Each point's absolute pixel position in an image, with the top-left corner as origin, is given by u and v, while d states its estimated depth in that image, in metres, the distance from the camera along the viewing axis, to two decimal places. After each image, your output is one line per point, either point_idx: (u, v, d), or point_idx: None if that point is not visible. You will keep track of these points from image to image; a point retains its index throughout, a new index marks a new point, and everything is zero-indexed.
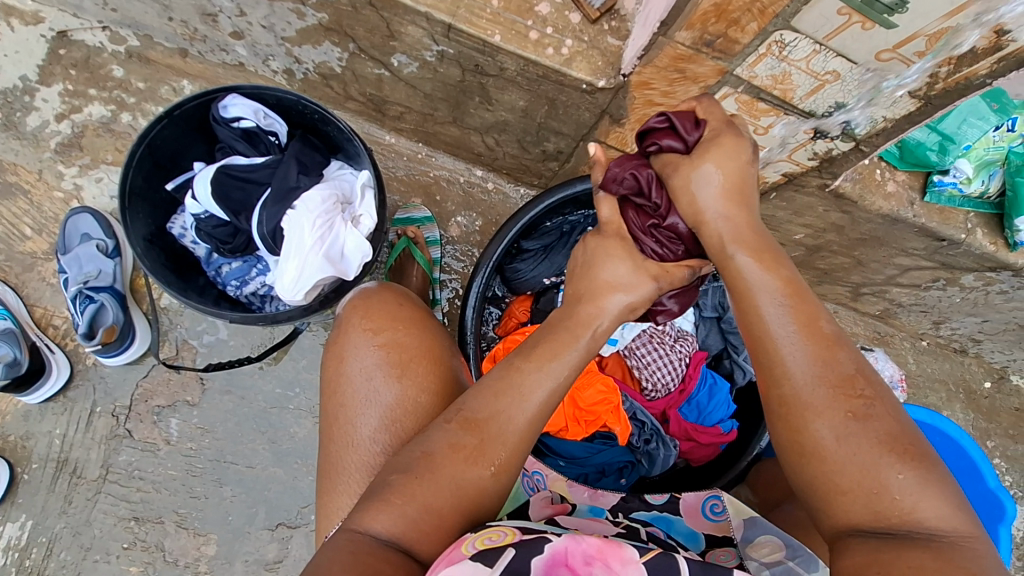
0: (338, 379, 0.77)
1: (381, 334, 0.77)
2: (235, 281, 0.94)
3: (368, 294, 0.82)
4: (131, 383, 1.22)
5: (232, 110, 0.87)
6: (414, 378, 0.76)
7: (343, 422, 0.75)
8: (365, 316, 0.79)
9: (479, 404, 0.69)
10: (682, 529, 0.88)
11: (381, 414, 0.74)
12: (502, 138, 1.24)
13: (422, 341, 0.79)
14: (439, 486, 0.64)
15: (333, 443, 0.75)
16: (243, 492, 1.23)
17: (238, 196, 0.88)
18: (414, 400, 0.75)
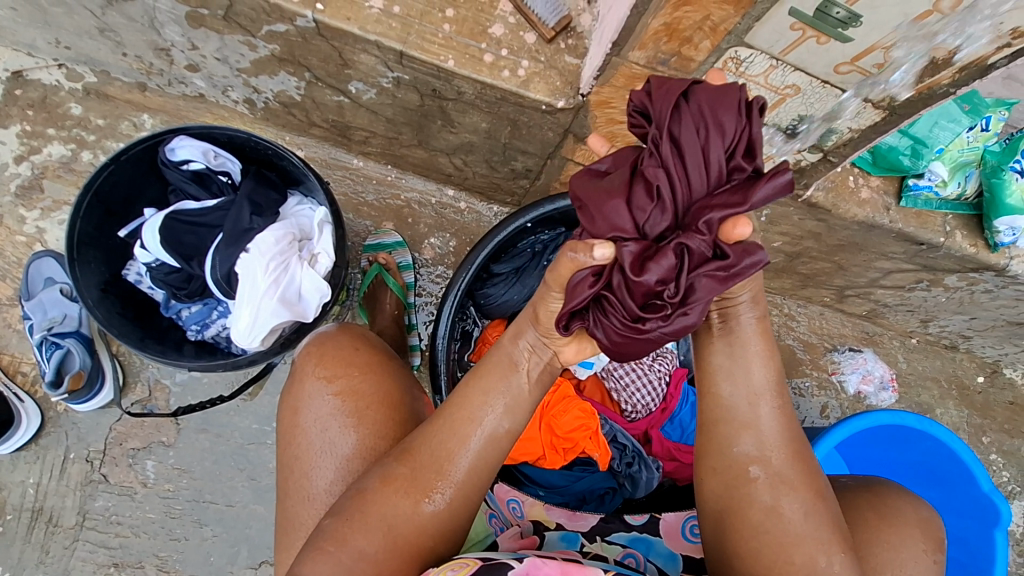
0: (293, 429, 0.73)
1: (336, 381, 0.74)
2: (195, 324, 0.92)
3: (323, 338, 0.77)
4: (104, 427, 1.20)
5: (180, 152, 0.85)
6: (370, 427, 0.72)
7: (298, 474, 0.72)
8: (319, 363, 0.75)
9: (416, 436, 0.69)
10: (661, 550, 0.85)
11: (337, 464, 0.71)
12: (469, 159, 1.21)
13: (379, 388, 0.75)
14: (367, 525, 0.64)
15: (289, 497, 0.72)
16: (224, 531, 1.21)
17: (190, 241, 0.85)
18: (371, 448, 0.71)
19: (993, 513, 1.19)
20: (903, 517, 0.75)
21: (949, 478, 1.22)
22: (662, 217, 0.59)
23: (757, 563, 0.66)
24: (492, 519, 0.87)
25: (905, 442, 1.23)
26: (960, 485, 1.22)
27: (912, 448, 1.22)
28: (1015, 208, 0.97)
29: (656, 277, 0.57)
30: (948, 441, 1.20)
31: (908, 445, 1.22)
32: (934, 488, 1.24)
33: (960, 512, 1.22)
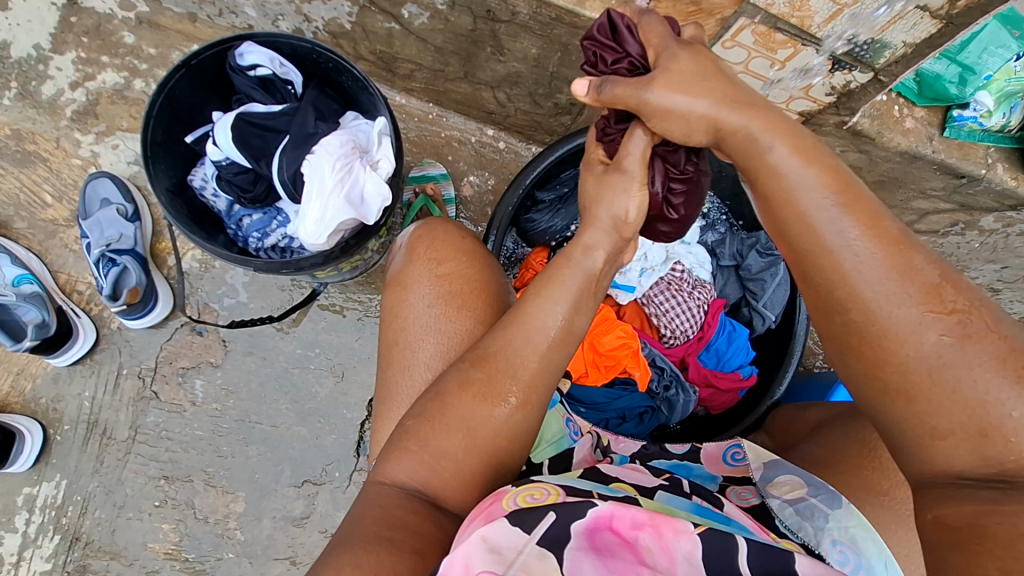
0: (399, 306, 0.76)
1: (444, 265, 0.75)
2: (256, 233, 0.95)
3: (431, 225, 0.80)
4: (155, 346, 1.24)
5: (249, 58, 0.87)
6: (472, 310, 0.74)
7: (404, 347, 0.74)
8: (430, 247, 0.77)
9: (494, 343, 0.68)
10: (701, 473, 0.86)
11: (438, 341, 0.73)
12: (513, 93, 1.24)
13: (483, 276, 0.77)
14: (448, 427, 0.65)
15: (391, 366, 0.75)
16: (269, 450, 1.25)
17: (257, 143, 0.88)
18: (469, 331, 0.73)
19: None
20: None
21: None
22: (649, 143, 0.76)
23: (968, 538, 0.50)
24: (567, 422, 0.89)
25: None
26: None
27: None
28: None
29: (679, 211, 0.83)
30: None
31: None
32: None
33: None
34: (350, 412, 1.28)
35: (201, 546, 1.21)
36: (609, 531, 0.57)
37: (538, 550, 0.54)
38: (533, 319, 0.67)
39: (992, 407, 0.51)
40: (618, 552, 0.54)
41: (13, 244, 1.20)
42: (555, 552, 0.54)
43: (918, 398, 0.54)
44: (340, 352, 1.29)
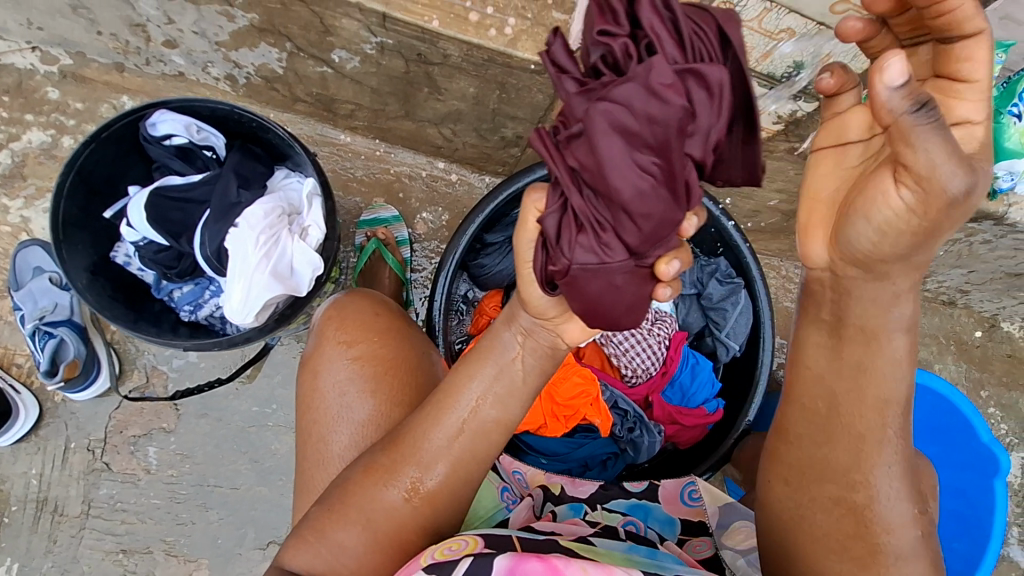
0: (311, 393, 0.75)
1: (355, 345, 0.75)
2: (188, 305, 0.91)
3: (342, 303, 0.79)
4: (102, 416, 1.19)
5: (161, 127, 0.83)
6: (386, 392, 0.74)
7: (316, 439, 0.74)
8: (340, 327, 0.77)
9: (408, 424, 0.69)
10: (659, 516, 0.85)
11: (352, 430, 0.73)
12: (459, 128, 1.19)
13: (399, 353, 0.76)
14: (347, 517, 0.65)
15: (306, 455, 0.74)
16: (230, 514, 1.21)
17: (178, 218, 0.83)
18: (386, 414, 0.73)
19: (992, 463, 1.17)
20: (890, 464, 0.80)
21: (945, 430, 1.24)
22: (596, 188, 0.58)
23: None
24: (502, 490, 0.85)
25: None
26: (957, 437, 1.23)
27: (908, 402, 1.24)
28: (1014, 151, 0.97)
29: (579, 305, 0.62)
30: (943, 392, 1.22)
31: None
32: (927, 441, 1.26)
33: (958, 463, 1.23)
34: None
35: None
36: (536, 558, 0.55)
37: None
38: (450, 397, 0.68)
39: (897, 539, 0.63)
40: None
41: None
42: None
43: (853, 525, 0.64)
44: None
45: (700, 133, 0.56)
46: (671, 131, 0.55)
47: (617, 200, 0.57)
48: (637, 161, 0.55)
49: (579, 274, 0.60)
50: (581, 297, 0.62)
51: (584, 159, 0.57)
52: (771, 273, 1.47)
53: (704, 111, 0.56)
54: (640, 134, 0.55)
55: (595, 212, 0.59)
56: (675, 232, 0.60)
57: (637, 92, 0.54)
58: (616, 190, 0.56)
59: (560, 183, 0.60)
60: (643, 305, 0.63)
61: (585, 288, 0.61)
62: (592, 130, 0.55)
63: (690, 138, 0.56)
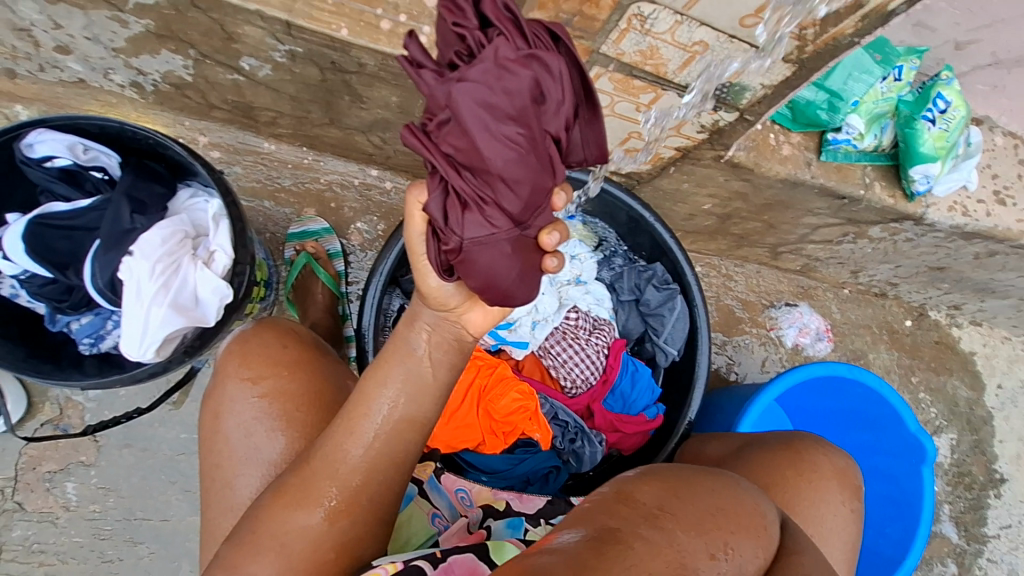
0: (215, 437, 0.74)
1: (261, 381, 0.75)
2: (88, 338, 0.84)
3: (245, 337, 0.77)
4: (12, 453, 1.11)
5: (41, 148, 0.76)
6: (299, 427, 0.74)
7: (223, 484, 0.73)
8: (243, 364, 0.76)
9: (320, 443, 0.67)
10: None
11: (262, 472, 0.72)
12: (387, 136, 1.14)
13: (308, 386, 0.76)
14: (257, 547, 0.62)
15: (214, 501, 0.72)
16: (161, 547, 1.15)
17: (64, 247, 0.77)
18: (298, 450, 0.73)
19: (919, 452, 1.21)
20: (820, 470, 0.81)
21: (878, 420, 1.26)
22: (475, 167, 0.58)
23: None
24: (433, 518, 0.84)
25: (839, 390, 1.25)
26: (889, 427, 1.25)
27: (844, 396, 1.25)
28: (929, 156, 0.99)
29: (476, 284, 0.61)
30: (876, 388, 1.20)
31: (841, 393, 1.25)
32: (862, 429, 1.29)
33: (887, 451, 1.27)
34: None
35: None
36: None
37: None
38: (363, 408, 0.66)
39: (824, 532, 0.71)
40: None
41: None
42: None
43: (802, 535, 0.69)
44: None
45: (556, 104, 0.58)
46: (528, 102, 0.57)
47: (494, 173, 0.57)
48: (505, 137, 0.56)
49: (470, 252, 0.60)
50: (477, 276, 0.61)
51: (457, 142, 0.57)
52: (712, 272, 1.48)
53: (555, 84, 0.58)
54: (502, 107, 0.56)
55: (475, 189, 0.58)
56: (551, 199, 0.62)
57: (489, 71, 0.55)
58: (491, 165, 0.57)
59: (437, 170, 0.59)
60: (536, 275, 0.64)
61: (478, 267, 0.60)
62: (458, 113, 0.55)
63: (548, 111, 0.58)
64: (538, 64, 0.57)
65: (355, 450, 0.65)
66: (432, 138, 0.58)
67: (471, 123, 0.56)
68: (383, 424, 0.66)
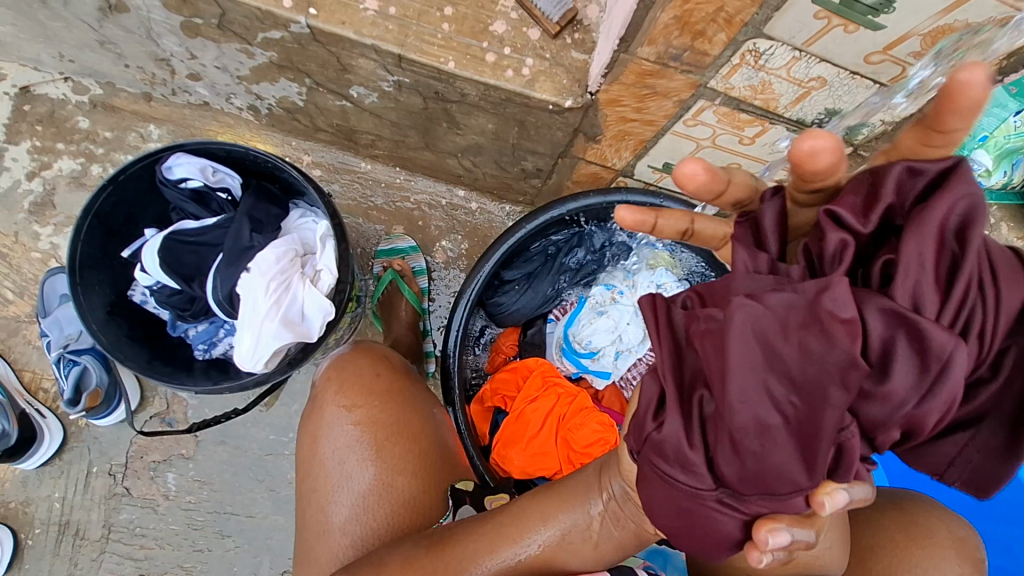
0: (312, 461, 0.82)
1: (356, 409, 0.82)
2: (202, 344, 0.92)
3: (342, 365, 0.86)
4: (124, 441, 1.21)
5: (178, 171, 0.83)
6: (389, 459, 0.80)
7: (317, 506, 0.80)
8: (340, 391, 0.83)
9: (454, 533, 0.72)
10: (678, 563, 0.86)
11: (352, 501, 0.79)
12: (478, 160, 1.17)
13: (397, 419, 0.83)
14: None
15: (312, 524, 0.80)
16: (246, 541, 1.22)
17: (191, 260, 0.83)
18: (388, 482, 0.80)
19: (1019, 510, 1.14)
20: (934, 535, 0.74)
21: None
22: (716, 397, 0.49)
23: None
24: None
25: None
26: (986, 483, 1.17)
27: None
28: None
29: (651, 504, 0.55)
30: None
31: None
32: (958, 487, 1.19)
33: (992, 514, 1.16)
34: None
35: None
36: None
37: None
38: (517, 532, 0.69)
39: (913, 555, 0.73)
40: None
41: None
42: None
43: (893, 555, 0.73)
44: None
45: (887, 398, 0.45)
46: (828, 377, 0.45)
47: (732, 424, 0.48)
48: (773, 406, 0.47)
49: (659, 474, 0.53)
50: (654, 498, 0.54)
51: (712, 362, 0.49)
52: None
53: (895, 381, 0.44)
54: (787, 362, 0.46)
55: (707, 424, 0.50)
56: (797, 496, 0.48)
57: (800, 317, 0.46)
58: (735, 415, 0.47)
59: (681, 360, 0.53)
60: (722, 544, 0.53)
61: (659, 496, 0.53)
62: (730, 335, 0.47)
63: (870, 399, 0.45)
64: (895, 338, 0.44)
65: (488, 557, 0.69)
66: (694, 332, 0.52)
67: (737, 355, 0.47)
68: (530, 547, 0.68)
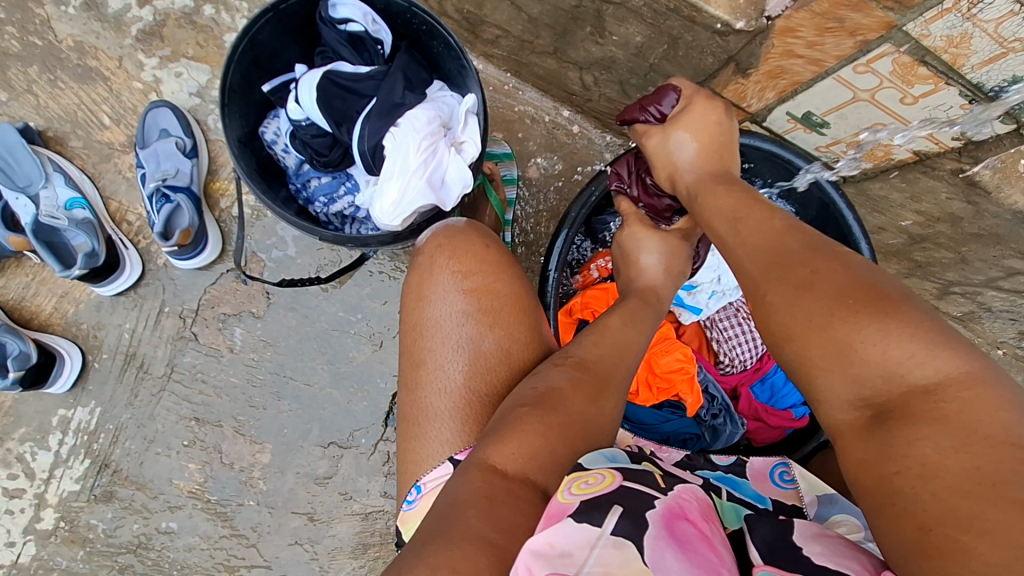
0: (426, 322, 0.77)
1: (473, 279, 0.78)
2: (323, 198, 0.91)
3: (453, 233, 0.81)
4: (199, 288, 1.22)
5: (342, 10, 0.82)
6: (507, 326, 0.76)
7: (432, 365, 0.75)
8: (455, 257, 0.79)
9: (589, 353, 0.74)
10: (749, 490, 0.78)
11: (471, 359, 0.74)
12: (602, 78, 1.15)
13: (514, 289, 0.80)
14: (565, 420, 0.65)
15: (422, 386, 0.74)
16: (300, 407, 1.24)
17: (339, 105, 0.83)
18: (507, 347, 0.76)
19: None
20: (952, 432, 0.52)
21: None
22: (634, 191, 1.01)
23: (989, 506, 0.43)
24: None
25: None
26: None
27: None
28: None
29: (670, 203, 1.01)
30: None
31: None
32: None
33: None
34: (384, 381, 1.26)
35: (224, 490, 1.21)
36: (689, 522, 0.52)
37: (614, 540, 0.48)
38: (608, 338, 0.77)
39: (941, 432, 0.49)
40: (698, 547, 0.49)
41: (67, 162, 1.16)
42: (635, 543, 0.48)
43: (914, 457, 0.49)
44: (382, 321, 1.26)
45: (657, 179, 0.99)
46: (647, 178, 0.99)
47: (632, 194, 1.01)
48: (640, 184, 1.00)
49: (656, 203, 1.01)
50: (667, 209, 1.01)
51: (627, 175, 1.00)
52: None
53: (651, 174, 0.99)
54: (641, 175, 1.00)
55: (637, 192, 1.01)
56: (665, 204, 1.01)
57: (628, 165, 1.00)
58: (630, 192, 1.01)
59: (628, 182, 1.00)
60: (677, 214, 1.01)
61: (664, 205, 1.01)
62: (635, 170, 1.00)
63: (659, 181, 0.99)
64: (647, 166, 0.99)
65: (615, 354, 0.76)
66: (622, 173, 1.00)
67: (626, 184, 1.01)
68: (619, 339, 0.78)
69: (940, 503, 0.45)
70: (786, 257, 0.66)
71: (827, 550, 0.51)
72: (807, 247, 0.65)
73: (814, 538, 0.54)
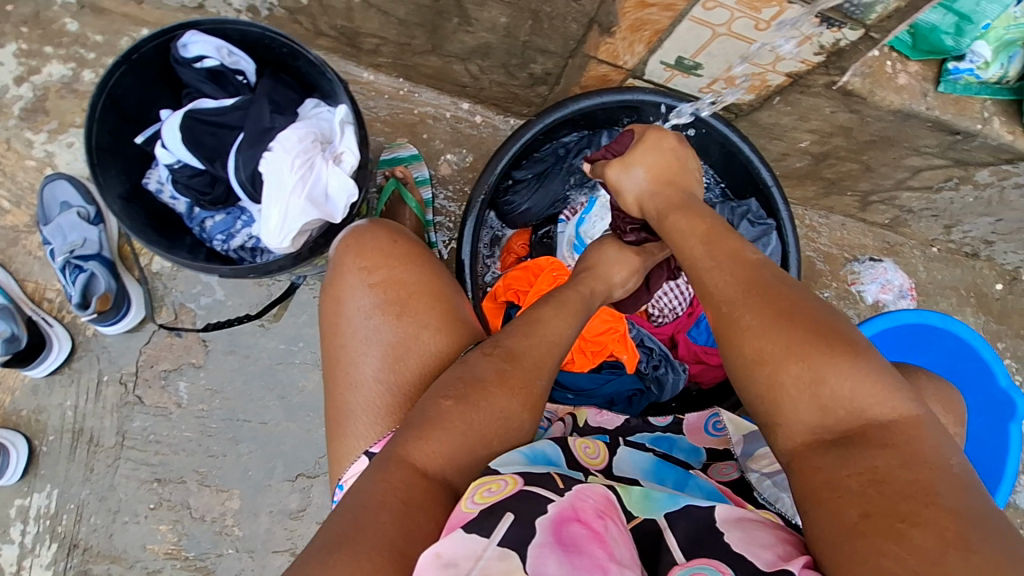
0: (337, 319, 0.77)
1: (382, 276, 0.77)
2: (220, 234, 0.91)
3: (359, 231, 0.81)
4: (134, 350, 1.21)
5: (193, 49, 0.83)
6: (417, 314, 0.77)
7: (346, 363, 0.75)
8: (361, 256, 0.78)
9: (520, 343, 0.72)
10: (684, 446, 0.82)
11: (384, 353, 0.75)
12: (486, 65, 1.16)
13: (424, 278, 0.79)
14: (488, 418, 0.64)
15: (337, 385, 0.75)
16: (259, 447, 1.23)
17: (210, 142, 0.84)
18: (417, 335, 0.76)
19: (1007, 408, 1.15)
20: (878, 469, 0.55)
21: (965, 375, 1.19)
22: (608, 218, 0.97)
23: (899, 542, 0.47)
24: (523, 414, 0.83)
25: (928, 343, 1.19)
26: (975, 382, 1.18)
27: (934, 348, 1.18)
28: None
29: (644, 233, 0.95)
30: (967, 338, 1.16)
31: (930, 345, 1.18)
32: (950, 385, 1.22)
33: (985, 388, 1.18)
34: None
35: (200, 544, 1.20)
36: (580, 522, 0.51)
37: (499, 552, 0.48)
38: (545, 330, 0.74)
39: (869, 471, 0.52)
40: (586, 548, 0.49)
41: None
42: (519, 553, 0.48)
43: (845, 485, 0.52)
44: None
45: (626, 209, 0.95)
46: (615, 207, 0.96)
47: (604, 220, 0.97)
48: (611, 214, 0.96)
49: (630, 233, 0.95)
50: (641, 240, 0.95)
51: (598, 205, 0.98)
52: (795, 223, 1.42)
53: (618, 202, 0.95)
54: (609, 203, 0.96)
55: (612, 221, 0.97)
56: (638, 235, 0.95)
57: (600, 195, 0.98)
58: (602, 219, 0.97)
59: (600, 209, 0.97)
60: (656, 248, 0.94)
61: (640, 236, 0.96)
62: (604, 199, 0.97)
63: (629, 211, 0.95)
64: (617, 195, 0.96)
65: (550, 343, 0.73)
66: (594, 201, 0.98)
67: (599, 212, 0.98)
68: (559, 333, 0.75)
69: (857, 526, 0.49)
70: (762, 287, 0.65)
71: (744, 536, 0.53)
72: (782, 282, 0.66)
73: (736, 521, 0.55)
